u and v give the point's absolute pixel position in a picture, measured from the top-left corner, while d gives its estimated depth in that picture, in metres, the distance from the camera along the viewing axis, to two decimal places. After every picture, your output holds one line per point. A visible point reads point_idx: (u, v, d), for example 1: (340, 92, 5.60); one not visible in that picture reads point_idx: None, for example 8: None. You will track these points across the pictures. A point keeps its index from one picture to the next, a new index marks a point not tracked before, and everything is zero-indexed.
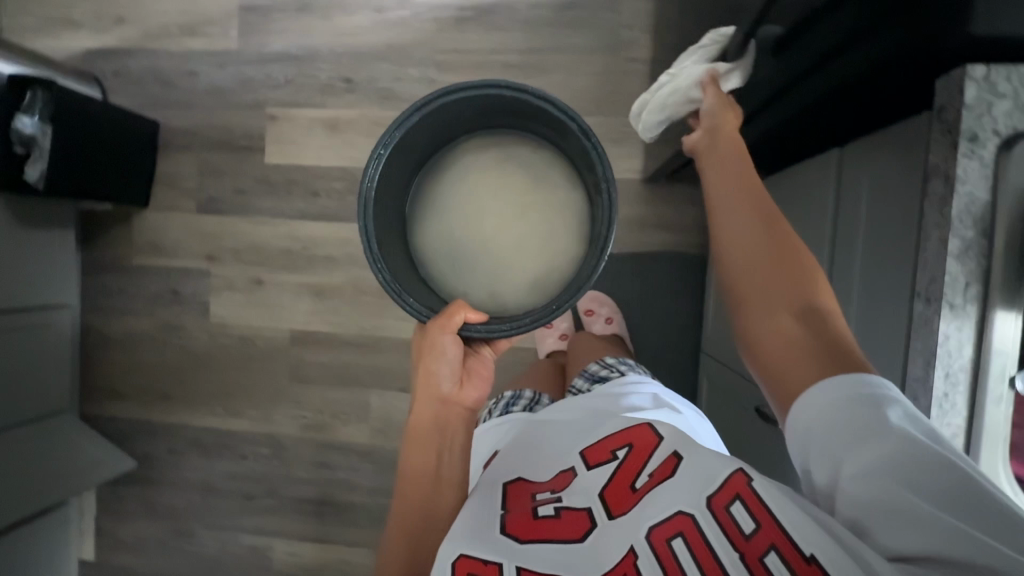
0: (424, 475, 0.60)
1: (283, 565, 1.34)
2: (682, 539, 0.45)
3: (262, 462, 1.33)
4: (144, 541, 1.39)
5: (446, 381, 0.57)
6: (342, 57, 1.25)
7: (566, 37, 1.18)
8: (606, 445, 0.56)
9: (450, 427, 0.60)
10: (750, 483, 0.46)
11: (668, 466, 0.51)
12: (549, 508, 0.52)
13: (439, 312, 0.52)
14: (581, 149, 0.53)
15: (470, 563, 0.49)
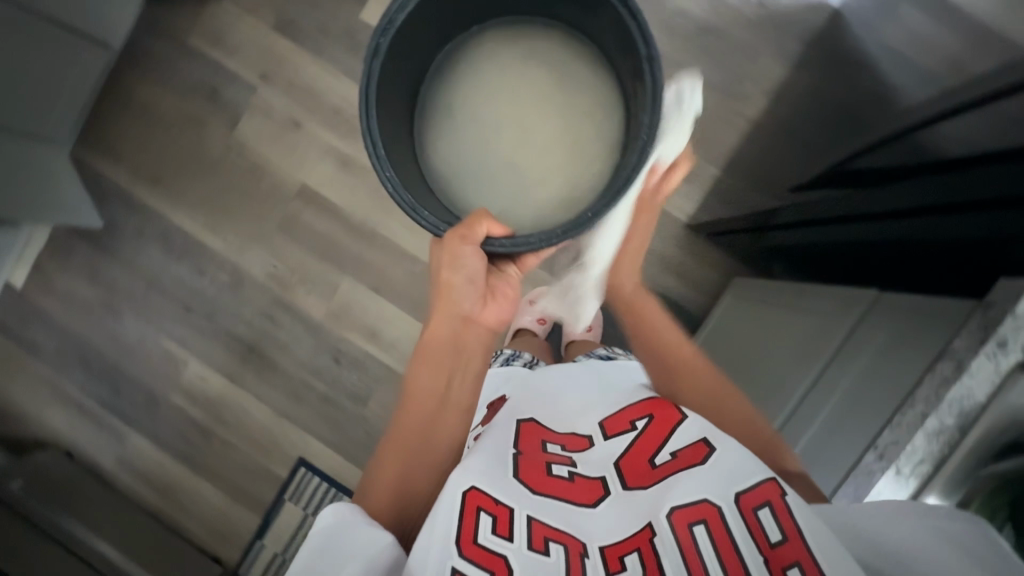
0: (430, 393, 0.65)
1: (190, 386, 1.36)
2: (704, 526, 0.52)
3: (215, 287, 1.33)
4: (74, 300, 1.39)
5: (468, 300, 0.67)
6: None
7: (694, 60, 1.16)
8: (629, 419, 0.64)
9: (466, 346, 0.68)
10: (783, 495, 0.52)
11: (696, 452, 0.58)
12: (563, 470, 0.59)
13: (455, 227, 0.58)
14: (611, 24, 0.58)
15: (479, 498, 0.54)
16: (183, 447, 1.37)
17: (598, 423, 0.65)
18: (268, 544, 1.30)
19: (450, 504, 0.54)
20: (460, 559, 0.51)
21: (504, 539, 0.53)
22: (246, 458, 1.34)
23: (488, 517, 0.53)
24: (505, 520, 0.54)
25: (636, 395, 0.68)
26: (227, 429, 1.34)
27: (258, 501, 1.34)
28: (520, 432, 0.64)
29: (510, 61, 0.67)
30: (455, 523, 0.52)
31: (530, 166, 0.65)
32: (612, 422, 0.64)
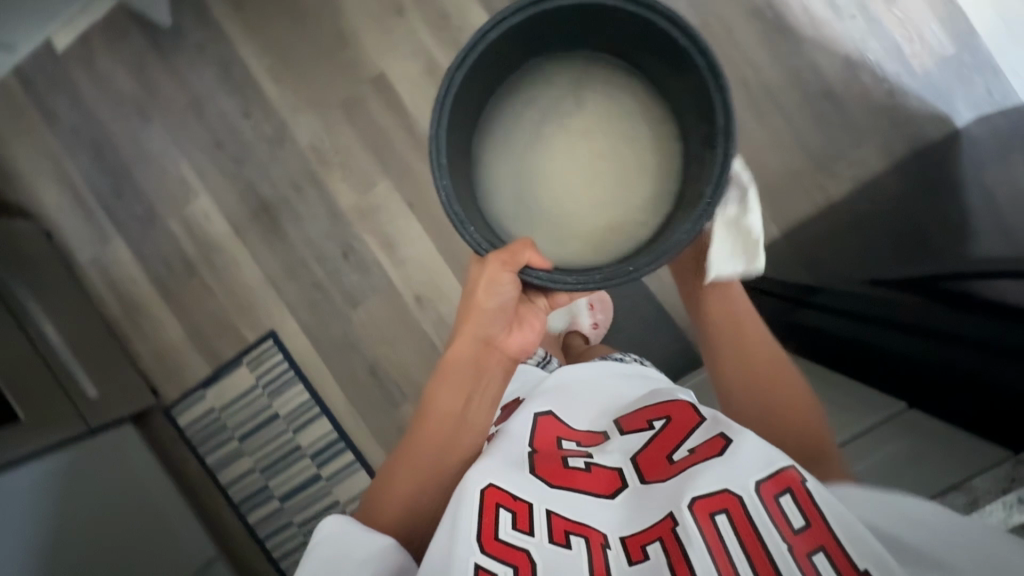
0: (448, 414, 0.69)
1: (191, 219, 1.29)
2: (724, 515, 0.55)
3: (254, 132, 1.26)
4: (110, 87, 1.32)
5: (495, 326, 0.67)
6: None
7: (806, 121, 1.13)
8: (646, 418, 0.67)
9: (483, 369, 0.69)
10: (804, 483, 0.56)
11: (714, 445, 0.61)
12: (580, 462, 0.64)
13: (500, 250, 0.57)
14: (691, 84, 0.56)
15: (498, 495, 0.60)
16: (162, 274, 1.32)
17: (613, 422, 0.69)
18: (208, 398, 1.32)
19: (470, 506, 0.59)
20: (483, 554, 0.56)
21: (525, 534, 0.58)
22: (220, 310, 1.31)
23: (507, 513, 0.59)
24: (524, 514, 0.59)
25: (643, 398, 0.72)
26: (212, 275, 1.30)
27: (216, 354, 1.32)
28: (537, 425, 0.69)
29: (581, 89, 0.63)
30: (477, 520, 0.58)
31: (577, 204, 0.61)
32: (627, 421, 0.68)
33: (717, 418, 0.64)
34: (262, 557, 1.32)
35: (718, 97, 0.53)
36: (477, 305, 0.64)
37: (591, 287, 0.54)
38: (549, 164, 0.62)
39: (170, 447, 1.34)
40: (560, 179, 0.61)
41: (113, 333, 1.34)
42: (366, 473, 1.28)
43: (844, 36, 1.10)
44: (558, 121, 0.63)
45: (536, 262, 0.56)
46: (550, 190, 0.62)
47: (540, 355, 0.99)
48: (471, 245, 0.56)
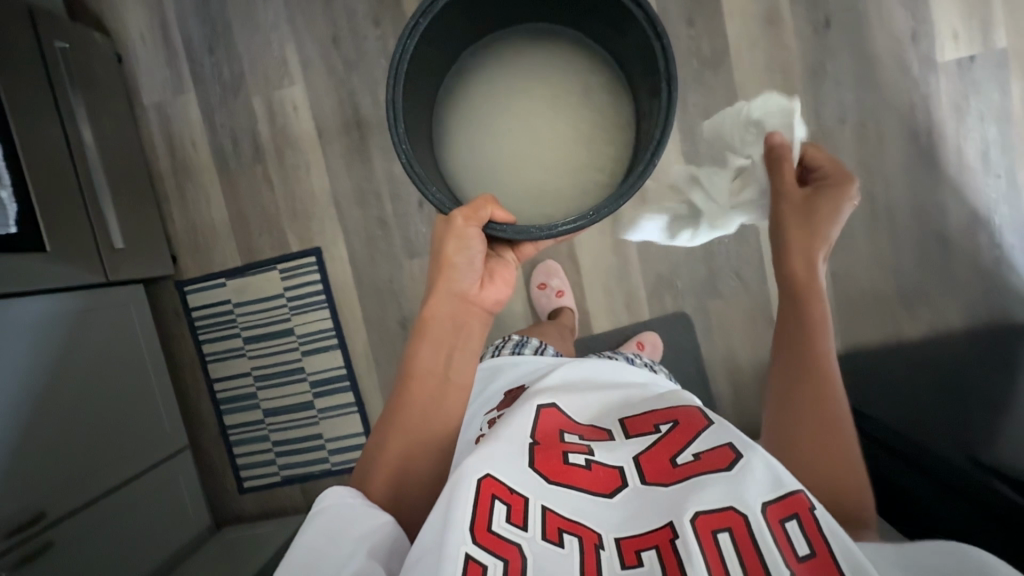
0: (430, 372, 0.58)
1: (277, 104, 1.20)
2: (728, 534, 0.47)
3: (375, 44, 1.16)
4: None
5: (468, 277, 0.58)
6: (862, 7, 1.07)
7: (918, 255, 1.12)
8: (650, 419, 0.58)
9: (467, 327, 0.59)
10: (813, 509, 0.47)
11: (722, 456, 0.52)
12: (580, 458, 0.54)
13: (466, 207, 0.53)
14: (631, 41, 0.55)
15: (494, 487, 0.51)
16: (225, 148, 1.23)
17: (619, 419, 0.60)
18: (228, 288, 1.26)
19: (462, 495, 0.50)
20: (474, 545, 0.48)
21: (517, 528, 0.50)
22: (272, 207, 1.23)
23: (501, 505, 0.51)
24: (520, 509, 0.51)
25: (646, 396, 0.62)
26: (278, 169, 1.22)
27: (250, 248, 1.24)
28: (540, 417, 0.58)
29: (525, 68, 0.62)
30: (470, 510, 0.50)
31: (538, 172, 0.59)
32: (633, 422, 0.58)
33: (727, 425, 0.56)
34: (226, 457, 1.31)
35: (656, 46, 0.51)
36: (447, 260, 0.56)
37: (550, 232, 0.51)
38: (503, 138, 0.60)
39: (171, 317, 1.28)
40: (517, 154, 0.59)
41: (152, 186, 1.25)
42: (359, 419, 1.26)
43: (979, 193, 1.09)
44: (506, 98, 0.61)
45: (500, 217, 0.54)
46: (508, 161, 0.60)
47: (533, 345, 0.94)
48: (436, 205, 0.53)
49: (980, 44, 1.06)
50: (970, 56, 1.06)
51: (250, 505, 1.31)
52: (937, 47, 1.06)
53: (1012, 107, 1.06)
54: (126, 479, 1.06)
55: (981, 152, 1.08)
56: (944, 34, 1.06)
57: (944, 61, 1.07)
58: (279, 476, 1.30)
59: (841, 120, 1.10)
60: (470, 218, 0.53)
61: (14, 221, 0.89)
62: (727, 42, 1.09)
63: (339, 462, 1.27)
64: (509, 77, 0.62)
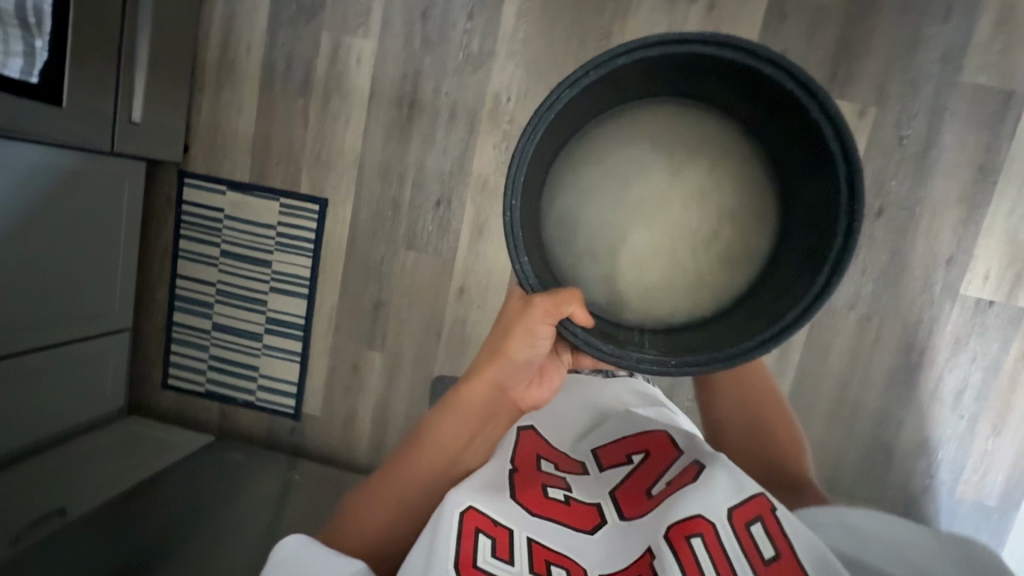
0: (447, 447, 0.59)
1: (343, 48, 1.17)
2: (701, 538, 0.52)
3: (460, 36, 1.13)
4: None
5: (516, 377, 0.56)
6: (918, 213, 1.07)
7: (859, 456, 1.15)
8: (623, 451, 0.65)
9: (496, 416, 0.59)
10: (772, 510, 0.53)
11: (689, 473, 0.58)
12: (560, 493, 0.58)
13: (550, 295, 0.48)
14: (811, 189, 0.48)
15: (477, 520, 0.53)
16: (277, 67, 1.19)
17: (593, 454, 0.66)
18: (225, 199, 1.24)
19: (447, 528, 0.52)
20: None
21: (501, 563, 0.51)
22: (299, 144, 1.21)
23: (485, 539, 0.52)
24: (503, 543, 0.53)
25: (620, 424, 0.69)
26: (317, 109, 1.19)
27: (262, 172, 1.23)
28: (519, 443, 0.65)
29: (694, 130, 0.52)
30: (453, 545, 0.51)
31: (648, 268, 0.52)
32: (606, 453, 0.65)
33: (693, 447, 0.63)
34: (161, 351, 1.32)
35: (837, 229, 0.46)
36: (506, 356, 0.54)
37: (628, 362, 0.47)
38: (630, 205, 0.52)
39: (162, 201, 1.27)
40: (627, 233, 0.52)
41: (192, 72, 1.21)
42: (297, 370, 1.28)
43: (938, 424, 1.12)
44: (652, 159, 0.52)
45: (578, 317, 0.48)
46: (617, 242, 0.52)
47: None
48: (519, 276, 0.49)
49: (1003, 295, 1.07)
50: (990, 301, 1.08)
51: (167, 404, 1.33)
52: (968, 279, 1.07)
53: (1003, 363, 1.09)
54: (50, 345, 1.06)
55: (957, 390, 1.10)
56: (979, 271, 1.07)
57: (967, 294, 1.08)
58: (203, 389, 1.32)
59: (850, 307, 1.11)
60: (550, 309, 0.48)
61: (38, 72, 0.88)
62: None
63: (263, 399, 1.30)
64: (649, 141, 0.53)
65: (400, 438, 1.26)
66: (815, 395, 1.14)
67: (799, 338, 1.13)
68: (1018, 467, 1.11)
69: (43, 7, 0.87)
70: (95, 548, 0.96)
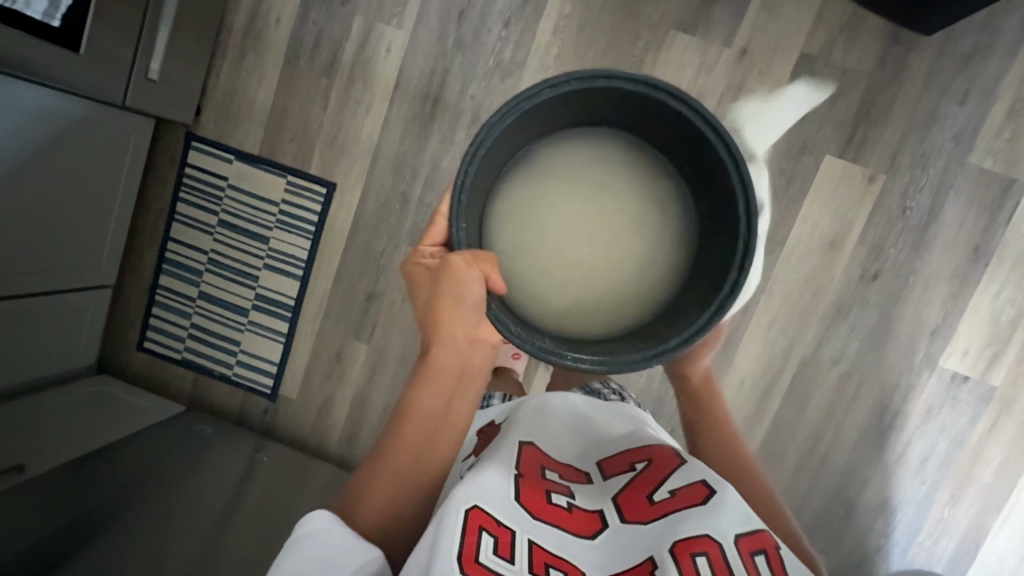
0: (428, 412, 0.60)
1: (375, 35, 1.16)
2: (705, 557, 0.55)
3: (494, 43, 1.13)
4: None
5: (470, 324, 0.59)
6: (909, 282, 1.10)
7: (821, 507, 1.17)
8: (628, 459, 0.67)
9: (470, 369, 0.61)
10: (775, 547, 0.58)
11: (695, 492, 0.62)
12: (563, 501, 0.62)
13: (468, 254, 0.56)
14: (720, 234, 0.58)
15: (484, 519, 0.56)
16: (304, 44, 1.18)
17: (598, 463, 0.68)
18: (231, 167, 1.22)
19: (454, 525, 0.55)
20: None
21: (505, 560, 0.55)
22: (316, 124, 1.20)
23: (489, 537, 0.56)
24: (507, 542, 0.56)
25: (623, 437, 0.72)
26: (340, 92, 1.18)
27: (273, 146, 1.21)
28: (524, 451, 0.66)
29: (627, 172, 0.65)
30: (461, 541, 0.54)
31: (567, 258, 0.63)
32: (609, 465, 0.67)
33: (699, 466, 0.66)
34: (141, 311, 1.28)
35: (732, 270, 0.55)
36: (452, 309, 0.58)
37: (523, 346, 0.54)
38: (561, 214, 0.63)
39: (164, 160, 1.24)
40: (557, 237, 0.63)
41: (217, 34, 1.19)
42: (280, 350, 1.25)
43: (900, 487, 1.15)
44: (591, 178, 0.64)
45: (495, 283, 0.57)
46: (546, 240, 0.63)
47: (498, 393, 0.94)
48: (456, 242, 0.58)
49: (979, 372, 1.11)
50: (966, 376, 1.11)
51: (141, 366, 1.30)
52: (948, 352, 1.11)
53: (969, 438, 1.12)
54: (29, 294, 1.02)
55: (923, 456, 1.14)
56: (960, 345, 1.11)
57: (945, 365, 1.11)
58: (179, 355, 1.28)
59: (833, 363, 1.14)
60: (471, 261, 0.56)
61: (60, 16, 0.84)
62: (788, 237, 1.11)
63: (240, 375, 1.27)
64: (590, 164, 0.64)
65: (375, 431, 1.25)
66: (788, 443, 1.17)
67: (780, 386, 1.15)
68: (969, 538, 1.14)
69: None
70: (46, 505, 0.93)
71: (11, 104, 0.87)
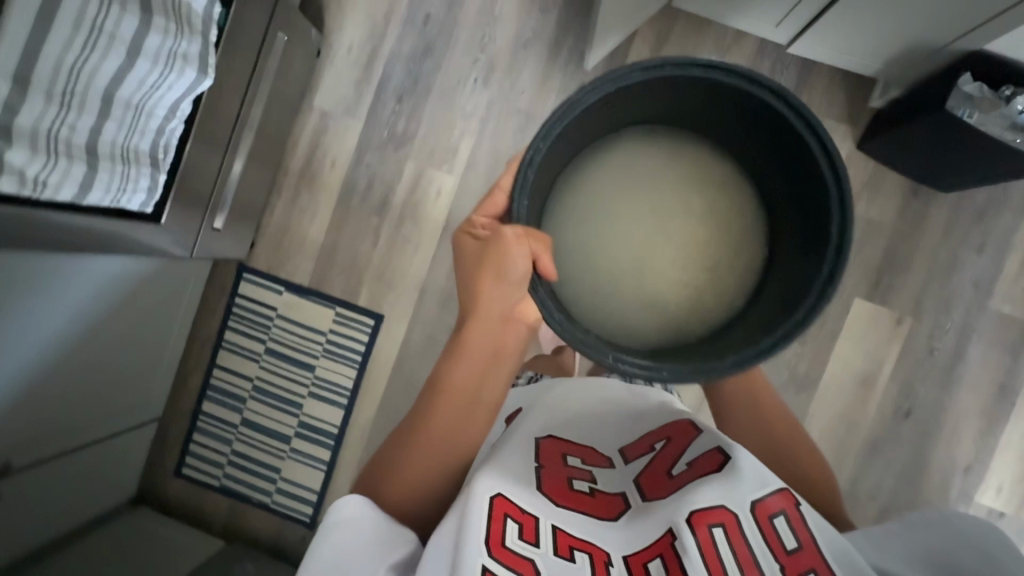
0: (462, 386, 0.65)
1: (426, 179, 1.23)
2: (721, 527, 0.60)
3: None
4: (489, 20, 1.21)
5: (510, 299, 0.64)
6: (940, 418, 1.15)
7: None
8: (647, 441, 0.73)
9: (504, 347, 0.66)
10: (795, 505, 0.64)
11: (711, 459, 0.67)
12: (585, 485, 0.68)
13: (521, 233, 0.59)
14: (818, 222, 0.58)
15: (505, 505, 0.60)
16: (357, 185, 1.25)
17: (617, 448, 0.74)
18: (281, 298, 1.26)
19: (478, 510, 0.58)
20: (491, 558, 0.55)
21: (530, 544, 0.59)
22: (365, 258, 1.25)
23: (513, 522, 0.59)
24: (529, 526, 0.60)
25: (651, 417, 0.77)
26: (391, 230, 1.24)
27: (323, 278, 1.26)
28: (540, 447, 0.71)
29: (693, 166, 0.69)
30: (487, 525, 0.58)
31: (627, 256, 0.67)
32: (630, 449, 0.73)
33: (712, 432, 0.71)
34: (181, 437, 1.29)
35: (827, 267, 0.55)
36: (490, 284, 0.63)
37: (563, 335, 0.55)
38: (624, 196, 0.68)
39: (215, 291, 1.27)
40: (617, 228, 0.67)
41: (274, 175, 1.25)
42: (321, 478, 1.25)
43: None
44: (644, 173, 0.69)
45: (544, 269, 0.60)
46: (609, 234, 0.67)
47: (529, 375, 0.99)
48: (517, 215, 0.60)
49: (1014, 508, 1.14)
50: (1002, 512, 1.14)
51: (178, 493, 1.29)
52: (983, 487, 1.14)
53: None
54: (75, 446, 1.00)
55: None
56: (993, 481, 1.14)
57: (981, 501, 1.14)
58: (218, 481, 1.28)
59: (872, 497, 1.16)
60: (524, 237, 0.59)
61: (153, 202, 0.86)
62: (821, 375, 1.17)
63: (279, 502, 1.26)
64: (652, 158, 0.70)
65: None
66: None
67: None
68: None
69: (171, 142, 0.85)
70: None
71: (81, 284, 0.86)
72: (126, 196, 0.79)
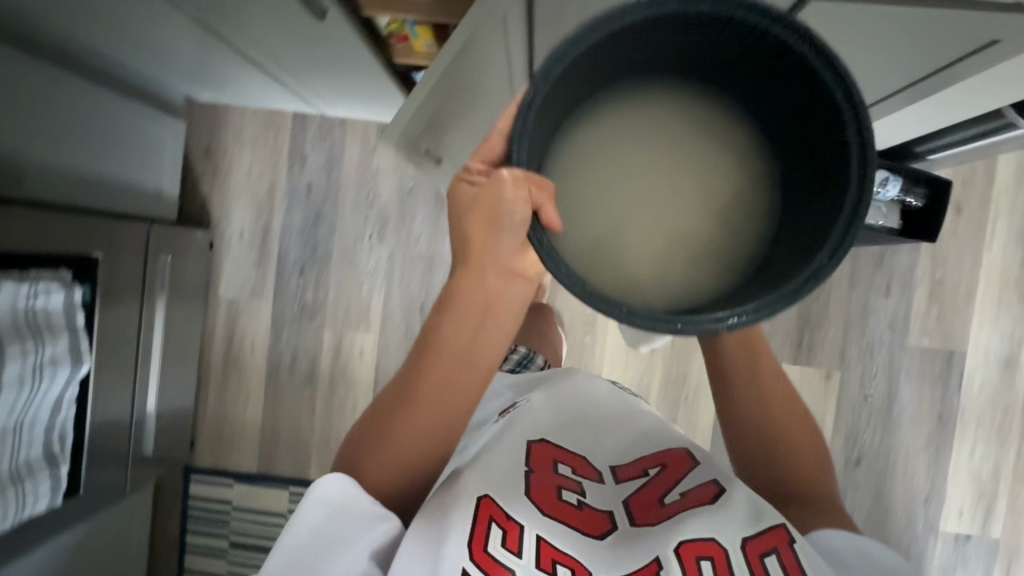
0: (453, 360, 0.44)
1: (346, 342, 1.23)
2: (710, 561, 0.51)
3: None
4: (370, 178, 1.22)
5: (499, 244, 0.41)
6: (889, 460, 1.18)
7: None
8: (642, 464, 0.61)
9: (503, 308, 0.43)
10: (790, 542, 0.52)
11: (706, 491, 0.57)
12: (573, 497, 0.56)
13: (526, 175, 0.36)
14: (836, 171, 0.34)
15: (491, 510, 0.52)
16: (281, 362, 1.25)
17: (611, 466, 0.62)
18: (233, 489, 1.25)
19: (459, 512, 0.51)
20: (470, 562, 0.48)
21: (511, 555, 0.50)
22: (307, 431, 1.25)
23: (497, 530, 0.52)
24: (515, 536, 0.52)
25: (649, 430, 0.66)
26: (325, 399, 1.24)
27: (270, 461, 1.25)
28: (532, 451, 0.60)
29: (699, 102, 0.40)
30: (469, 528, 0.50)
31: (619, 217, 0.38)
32: (624, 470, 0.61)
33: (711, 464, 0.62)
34: None
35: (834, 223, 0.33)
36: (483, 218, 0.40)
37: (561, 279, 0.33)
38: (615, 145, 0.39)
39: (168, 497, 1.27)
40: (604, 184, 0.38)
41: (198, 372, 1.25)
42: None
43: None
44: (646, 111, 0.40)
45: (548, 217, 0.36)
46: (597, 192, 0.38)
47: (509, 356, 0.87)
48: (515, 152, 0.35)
49: (978, 528, 1.17)
50: (968, 534, 1.17)
51: None
52: (945, 516, 1.17)
53: None
54: None
55: None
56: (953, 507, 1.17)
57: (947, 529, 1.17)
58: None
59: None
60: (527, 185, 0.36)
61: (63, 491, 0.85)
62: None
63: None
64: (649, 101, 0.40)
65: None
66: None
67: None
68: None
69: (66, 429, 0.84)
70: None
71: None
72: (24, 506, 0.79)
